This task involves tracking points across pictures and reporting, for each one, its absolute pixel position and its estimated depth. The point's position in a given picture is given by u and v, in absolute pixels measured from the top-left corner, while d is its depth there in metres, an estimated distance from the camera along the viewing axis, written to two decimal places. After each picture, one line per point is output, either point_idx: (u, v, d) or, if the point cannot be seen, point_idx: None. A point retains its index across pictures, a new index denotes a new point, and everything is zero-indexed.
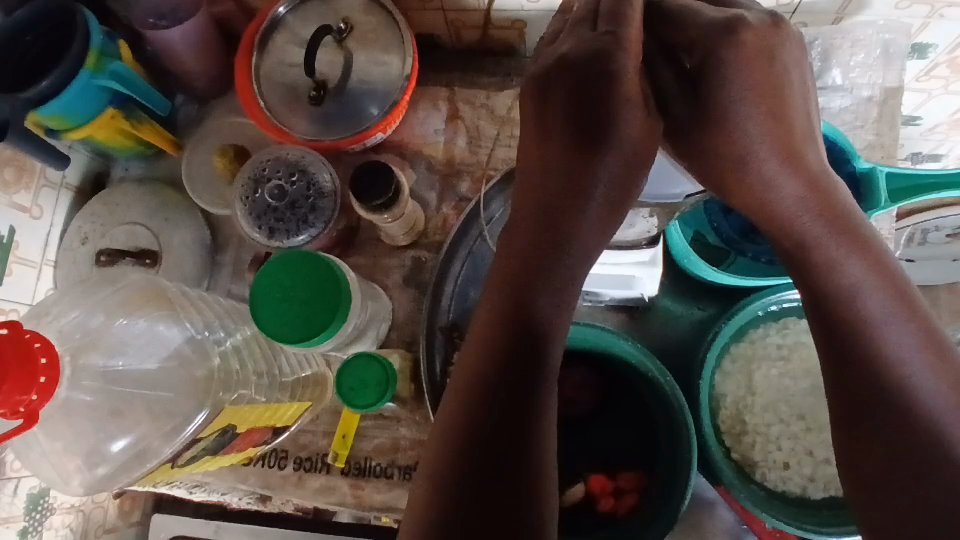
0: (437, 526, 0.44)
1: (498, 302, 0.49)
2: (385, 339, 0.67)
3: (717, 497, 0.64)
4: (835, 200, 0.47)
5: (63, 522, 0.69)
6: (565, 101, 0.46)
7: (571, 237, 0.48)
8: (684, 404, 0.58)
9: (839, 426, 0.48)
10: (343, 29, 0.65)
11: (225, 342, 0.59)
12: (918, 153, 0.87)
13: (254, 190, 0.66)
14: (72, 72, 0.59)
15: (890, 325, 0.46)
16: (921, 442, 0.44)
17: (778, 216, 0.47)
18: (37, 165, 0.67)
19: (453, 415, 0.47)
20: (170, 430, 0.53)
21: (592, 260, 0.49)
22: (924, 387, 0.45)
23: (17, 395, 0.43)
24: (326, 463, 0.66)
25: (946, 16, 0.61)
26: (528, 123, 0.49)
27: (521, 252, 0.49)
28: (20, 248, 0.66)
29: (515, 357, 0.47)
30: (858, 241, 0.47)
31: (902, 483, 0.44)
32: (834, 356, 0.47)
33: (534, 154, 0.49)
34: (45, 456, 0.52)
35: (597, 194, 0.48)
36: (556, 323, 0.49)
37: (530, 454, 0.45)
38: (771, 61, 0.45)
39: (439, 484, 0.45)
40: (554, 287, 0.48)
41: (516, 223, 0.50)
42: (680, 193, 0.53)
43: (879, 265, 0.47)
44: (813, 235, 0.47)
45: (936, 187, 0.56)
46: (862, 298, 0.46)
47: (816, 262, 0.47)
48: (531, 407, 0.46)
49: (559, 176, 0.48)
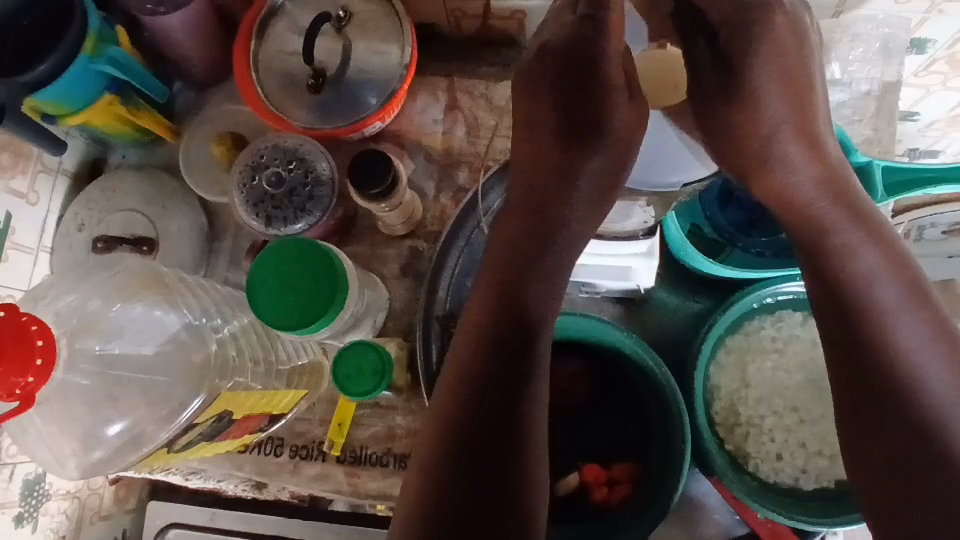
0: (433, 501, 0.45)
1: (493, 285, 0.51)
2: (382, 329, 0.68)
3: (708, 489, 0.64)
4: (850, 190, 0.50)
5: (59, 508, 0.69)
6: (549, 91, 0.50)
7: (563, 223, 0.51)
8: (677, 392, 0.59)
9: (840, 412, 0.48)
10: (342, 16, 0.65)
11: (222, 329, 0.59)
12: (916, 149, 0.87)
13: (252, 177, 0.66)
14: (69, 55, 0.59)
15: (900, 313, 0.47)
16: (923, 433, 0.45)
17: (796, 201, 0.49)
18: (33, 149, 0.66)
19: (450, 393, 0.48)
20: (167, 414, 0.53)
21: (578, 246, 0.52)
22: (932, 377, 0.45)
23: (13, 378, 0.42)
24: (322, 452, 0.66)
25: (945, 11, 0.61)
26: (518, 115, 0.53)
27: (519, 234, 0.51)
28: (16, 234, 0.66)
29: (510, 341, 0.49)
30: (871, 229, 0.49)
31: (903, 474, 0.45)
32: (839, 341, 0.48)
33: (530, 139, 0.52)
34: (40, 440, 0.52)
35: (579, 179, 0.51)
36: (547, 308, 0.50)
37: (521, 436, 0.46)
38: (798, 49, 0.48)
39: (434, 461, 0.46)
40: (544, 273, 0.50)
41: (509, 209, 0.53)
42: (675, 182, 0.50)
43: (893, 256, 0.48)
44: (830, 220, 0.49)
45: (935, 179, 0.58)
46: (875, 284, 0.47)
47: (833, 247, 0.48)
48: (524, 389, 0.47)
49: (548, 160, 0.51)
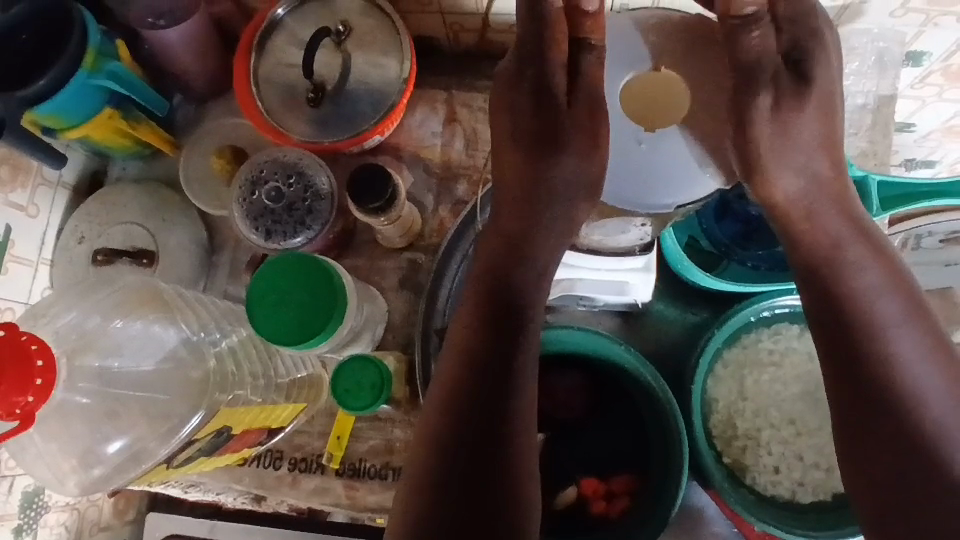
0: (432, 500, 0.48)
1: (482, 294, 0.53)
2: (381, 342, 0.68)
3: (708, 501, 0.65)
4: (854, 208, 0.51)
5: (58, 520, 0.69)
6: (527, 101, 0.52)
7: (543, 227, 0.53)
8: (676, 409, 0.59)
9: (839, 424, 0.50)
10: (341, 31, 0.66)
11: (220, 343, 0.59)
12: (912, 160, 0.88)
13: (252, 191, 0.66)
14: (69, 71, 0.60)
15: (901, 330, 0.48)
16: (921, 445, 0.47)
17: (792, 211, 0.50)
18: (33, 163, 0.67)
19: (447, 400, 0.51)
20: (166, 431, 0.53)
21: (557, 257, 0.53)
22: (931, 392, 0.47)
23: (13, 397, 0.43)
24: (320, 465, 0.66)
25: (940, 24, 0.61)
26: (498, 121, 0.54)
27: (499, 252, 0.53)
28: (16, 247, 0.66)
29: (492, 357, 0.51)
30: (876, 248, 0.50)
31: (904, 486, 0.47)
32: (837, 355, 0.49)
33: (508, 156, 0.54)
34: (40, 458, 0.52)
35: (559, 183, 0.52)
36: (530, 313, 0.53)
37: (508, 442, 0.49)
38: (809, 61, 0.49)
39: (427, 463, 0.50)
40: (528, 279, 0.53)
41: (497, 216, 0.54)
42: (671, 204, 0.47)
43: (894, 273, 0.50)
44: (836, 236, 0.50)
45: (929, 195, 0.58)
46: (877, 301, 0.49)
47: (838, 263, 0.50)
48: (509, 397, 0.50)
49: (524, 177, 0.53)
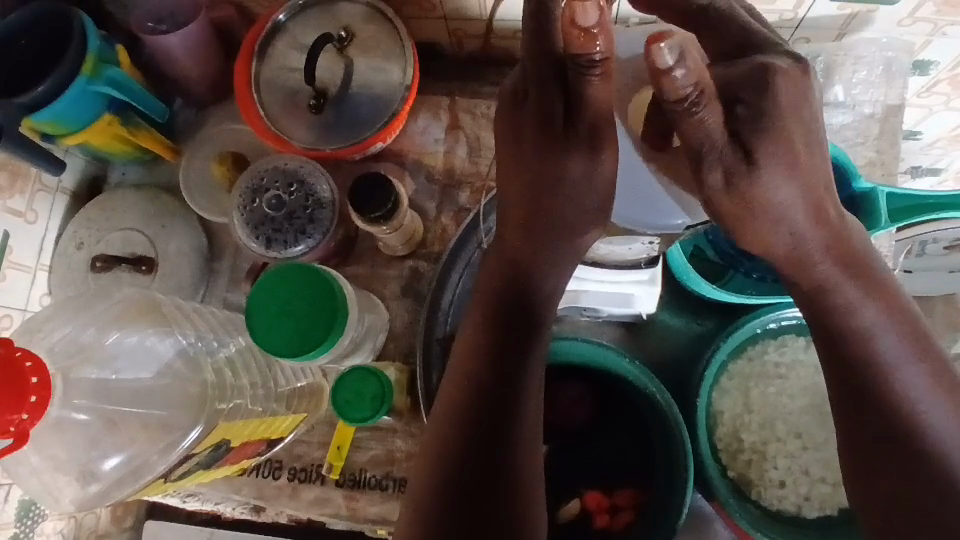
0: (435, 520, 0.48)
1: (490, 309, 0.52)
2: (382, 351, 0.67)
3: (713, 512, 0.64)
4: (853, 244, 0.47)
5: (55, 528, 0.69)
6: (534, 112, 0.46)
7: (554, 242, 0.50)
8: (682, 421, 0.58)
9: (845, 444, 0.49)
10: (343, 37, 0.65)
11: (218, 353, 0.58)
12: (918, 167, 0.87)
13: (253, 199, 0.65)
14: (68, 77, 0.59)
15: (904, 366, 0.47)
16: (930, 468, 0.46)
17: (798, 261, 0.46)
18: (32, 170, 0.66)
19: (452, 417, 0.50)
20: (166, 445, 0.52)
21: (566, 274, 0.52)
22: (936, 418, 0.46)
23: (7, 416, 0.42)
24: (320, 475, 0.65)
25: (947, 34, 0.61)
26: (503, 127, 0.50)
27: (504, 272, 0.52)
28: (14, 254, 0.66)
29: (495, 383, 0.50)
30: (878, 290, 0.48)
31: (909, 510, 0.46)
32: (841, 382, 0.49)
33: (511, 179, 0.50)
34: (35, 473, 0.51)
35: (569, 202, 0.49)
36: (537, 331, 0.52)
37: (513, 460, 0.49)
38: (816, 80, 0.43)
39: (432, 484, 0.49)
40: (540, 298, 0.52)
41: (504, 231, 0.52)
42: (680, 223, 0.49)
43: (894, 309, 0.48)
44: (828, 279, 0.47)
45: (935, 208, 0.57)
46: (877, 337, 0.47)
47: (836, 305, 0.48)
48: (514, 415, 0.50)
49: (527, 195, 0.49)
